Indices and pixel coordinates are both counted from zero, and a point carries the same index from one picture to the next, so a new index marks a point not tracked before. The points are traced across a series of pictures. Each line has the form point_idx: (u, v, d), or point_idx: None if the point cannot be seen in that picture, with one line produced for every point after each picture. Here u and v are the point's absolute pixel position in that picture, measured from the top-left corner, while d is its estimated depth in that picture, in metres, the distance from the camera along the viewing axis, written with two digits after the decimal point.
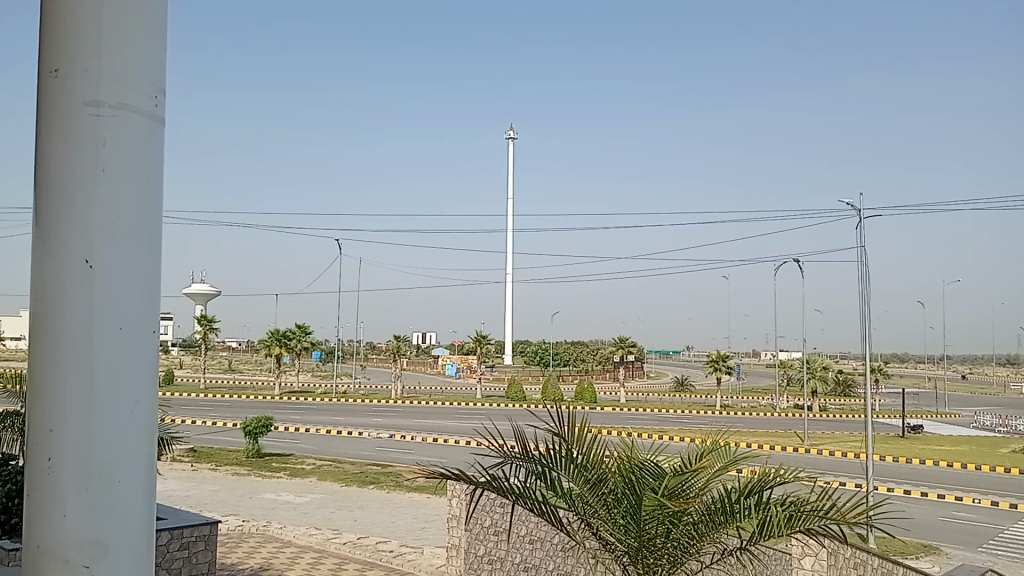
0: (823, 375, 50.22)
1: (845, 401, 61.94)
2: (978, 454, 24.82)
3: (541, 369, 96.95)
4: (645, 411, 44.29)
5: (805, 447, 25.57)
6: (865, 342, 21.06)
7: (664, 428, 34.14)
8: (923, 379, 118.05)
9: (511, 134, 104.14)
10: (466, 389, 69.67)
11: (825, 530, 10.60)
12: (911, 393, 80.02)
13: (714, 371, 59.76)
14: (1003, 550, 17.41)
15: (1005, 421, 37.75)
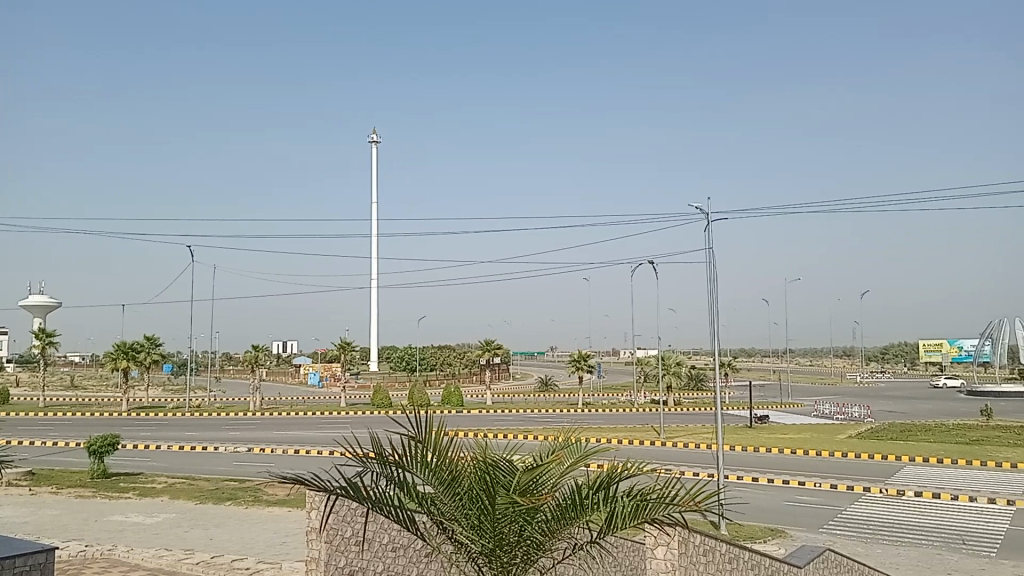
0: (678, 370, 52.41)
1: (697, 394, 65.04)
2: (818, 441, 26.50)
3: (407, 375, 96.45)
4: (509, 411, 44.88)
5: (661, 440, 26.49)
6: (715, 339, 21.92)
7: (527, 428, 34.59)
8: (768, 371, 125.60)
9: (373, 135, 102.66)
10: (330, 399, 68.51)
11: (672, 517, 11.01)
12: (756, 385, 84.91)
13: (576, 370, 61.07)
14: (841, 531, 18.79)
15: (842, 409, 40.50)
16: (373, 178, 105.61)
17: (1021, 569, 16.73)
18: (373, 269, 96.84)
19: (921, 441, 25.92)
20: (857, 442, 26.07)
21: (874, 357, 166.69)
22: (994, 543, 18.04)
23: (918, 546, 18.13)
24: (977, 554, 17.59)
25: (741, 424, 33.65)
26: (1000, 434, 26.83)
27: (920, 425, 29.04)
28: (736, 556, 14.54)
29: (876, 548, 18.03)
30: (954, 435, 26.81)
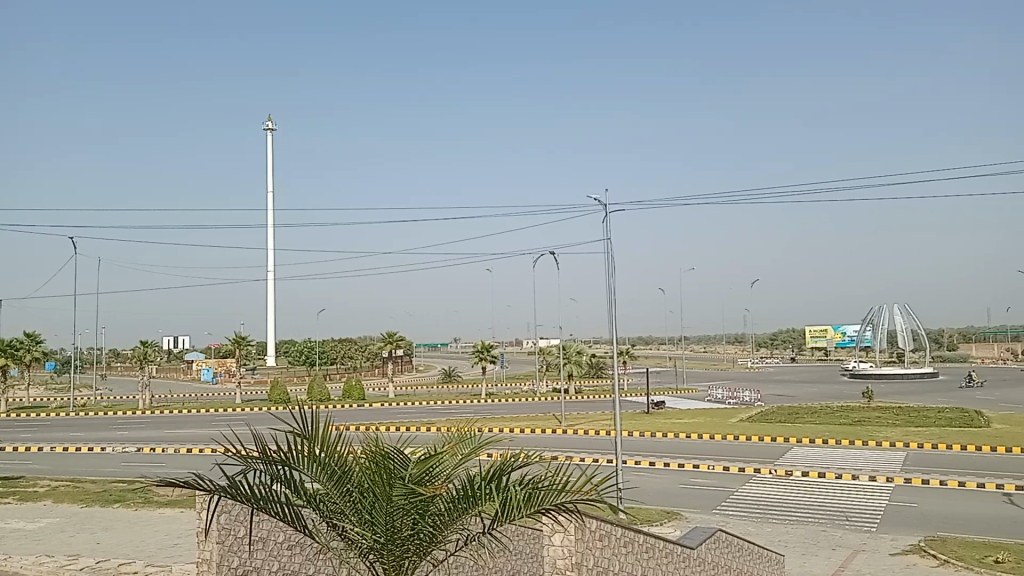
0: (579, 359, 53.24)
1: (597, 382, 66.34)
2: (712, 425, 27.41)
3: (306, 370, 94.65)
4: (410, 403, 44.74)
5: (562, 428, 26.92)
6: (613, 329, 22.34)
7: (429, 420, 34.55)
8: (665, 358, 129.25)
9: (268, 123, 100.08)
10: (225, 396, 66.72)
11: (564, 504, 11.13)
12: (654, 371, 87.32)
13: (479, 361, 61.21)
14: (733, 511, 19.53)
15: (734, 395, 42.11)
16: (269, 168, 102.90)
17: (898, 542, 17.79)
18: (271, 261, 94.52)
19: (808, 423, 27.16)
20: (748, 425, 27.13)
21: (767, 342, 173.65)
22: (874, 518, 19.08)
23: (805, 524, 19.02)
24: (858, 529, 18.59)
25: (639, 410, 34.52)
26: (879, 415, 28.38)
27: (807, 408, 30.41)
28: (630, 538, 14.53)
29: (765, 527, 18.83)
30: (838, 417, 28.20)
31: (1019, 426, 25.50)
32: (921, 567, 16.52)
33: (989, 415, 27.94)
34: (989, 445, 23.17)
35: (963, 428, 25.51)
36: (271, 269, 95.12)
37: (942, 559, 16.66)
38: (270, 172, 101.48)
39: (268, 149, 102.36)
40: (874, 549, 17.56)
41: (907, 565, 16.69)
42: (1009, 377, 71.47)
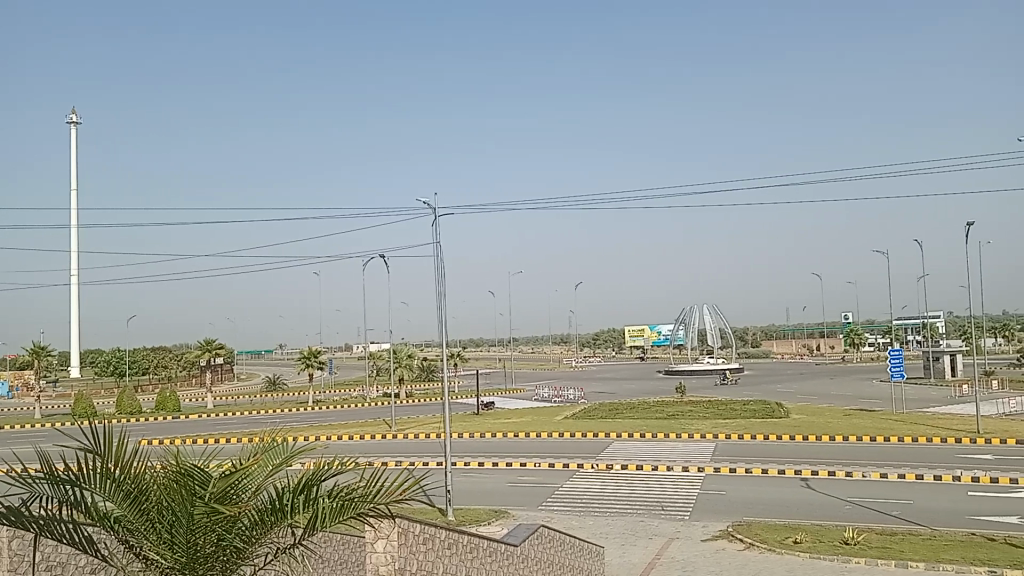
0: (409, 362, 53.08)
1: (427, 385, 66.29)
2: (538, 423, 28.12)
3: (114, 382, 88.31)
4: (231, 414, 42.92)
5: (391, 433, 26.75)
6: (442, 333, 22.27)
7: (250, 431, 33.26)
8: (495, 358, 131.26)
9: (71, 117, 92.56)
10: (20, 412, 61.00)
11: (378, 507, 10.95)
12: (483, 373, 88.41)
13: (306, 367, 59.67)
14: (559, 507, 20.12)
15: (559, 393, 43.50)
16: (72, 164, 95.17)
17: (708, 528, 18.94)
18: (74, 265, 87.49)
19: (628, 418, 28.46)
20: (573, 423, 28.06)
21: (594, 341, 180.17)
22: (687, 505, 20.24)
23: (625, 515, 19.86)
24: (674, 517, 19.65)
25: (468, 412, 34.91)
26: (692, 408, 30.16)
27: (628, 404, 31.86)
28: (454, 539, 14.52)
29: (588, 520, 19.52)
30: (654, 411, 29.73)
31: (813, 416, 27.90)
32: (729, 551, 17.66)
33: (787, 406, 30.40)
34: (790, 434, 25.15)
35: (765, 419, 27.60)
36: (74, 274, 88.10)
37: (748, 543, 17.90)
38: (74, 169, 93.92)
39: (71, 143, 94.63)
40: (687, 536, 18.60)
41: (717, 549, 17.81)
42: (804, 370, 78.06)
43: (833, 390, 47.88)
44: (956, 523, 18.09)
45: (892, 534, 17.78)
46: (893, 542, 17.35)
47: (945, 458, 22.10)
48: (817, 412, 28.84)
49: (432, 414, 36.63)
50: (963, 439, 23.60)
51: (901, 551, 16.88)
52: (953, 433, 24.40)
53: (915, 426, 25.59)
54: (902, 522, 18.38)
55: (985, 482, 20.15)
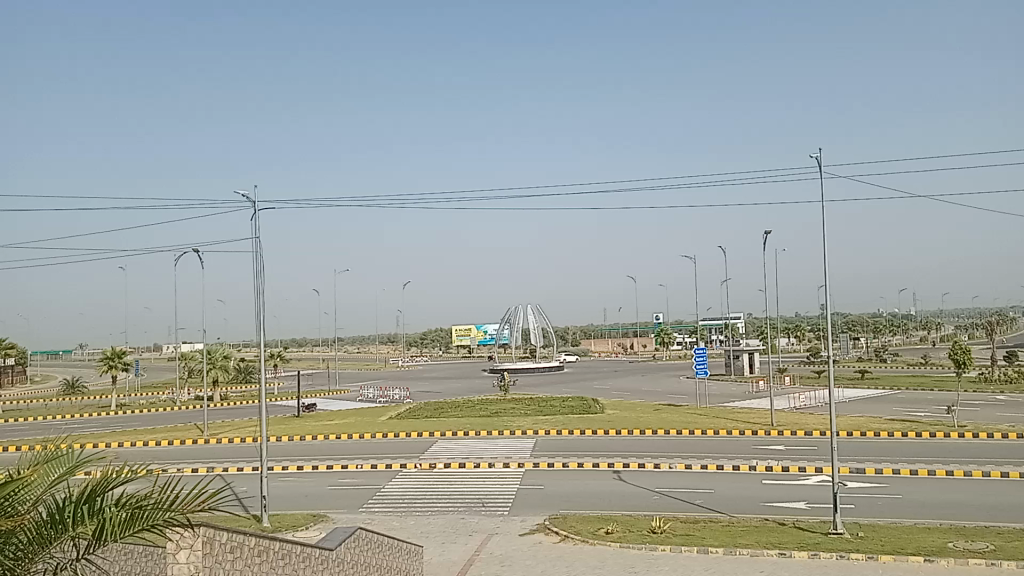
0: (223, 363, 50.85)
1: (245, 387, 63.94)
2: (361, 424, 27.83)
3: None
4: (19, 420, 39.53)
5: (203, 438, 25.62)
6: (260, 333, 21.59)
7: (41, 439, 30.75)
8: (320, 358, 128.24)
9: None
10: None
11: (184, 518, 9.45)
12: (305, 374, 86.23)
13: (110, 369, 55.89)
14: (379, 508, 20.02)
15: (383, 394, 43.28)
16: None
17: (526, 523, 19.42)
18: None
19: (451, 418, 28.73)
20: (395, 423, 27.99)
21: (423, 340, 179.98)
22: (506, 501, 20.70)
23: (445, 514, 20.02)
24: (493, 513, 20.02)
25: (286, 415, 34.04)
26: (513, 406, 30.88)
27: (451, 403, 32.17)
28: (265, 546, 14.02)
29: (409, 520, 19.54)
30: (477, 410, 30.17)
31: (626, 411, 29.33)
32: (545, 544, 18.18)
33: (603, 402, 31.78)
34: (605, 429, 26.27)
35: (582, 414, 28.74)
36: None
37: (563, 535, 18.51)
38: None
39: None
40: (505, 532, 18.99)
41: (534, 543, 18.29)
42: (621, 367, 81.88)
43: (645, 387, 50.44)
44: (752, 510, 19.51)
45: (695, 522, 18.94)
46: (695, 529, 18.49)
47: (744, 449, 23.85)
48: (630, 407, 30.35)
49: (246, 417, 35.39)
50: (759, 431, 25.56)
51: (703, 537, 18.03)
52: (750, 426, 26.40)
53: (717, 419, 27.46)
54: (705, 510, 19.61)
55: (778, 471, 21.90)
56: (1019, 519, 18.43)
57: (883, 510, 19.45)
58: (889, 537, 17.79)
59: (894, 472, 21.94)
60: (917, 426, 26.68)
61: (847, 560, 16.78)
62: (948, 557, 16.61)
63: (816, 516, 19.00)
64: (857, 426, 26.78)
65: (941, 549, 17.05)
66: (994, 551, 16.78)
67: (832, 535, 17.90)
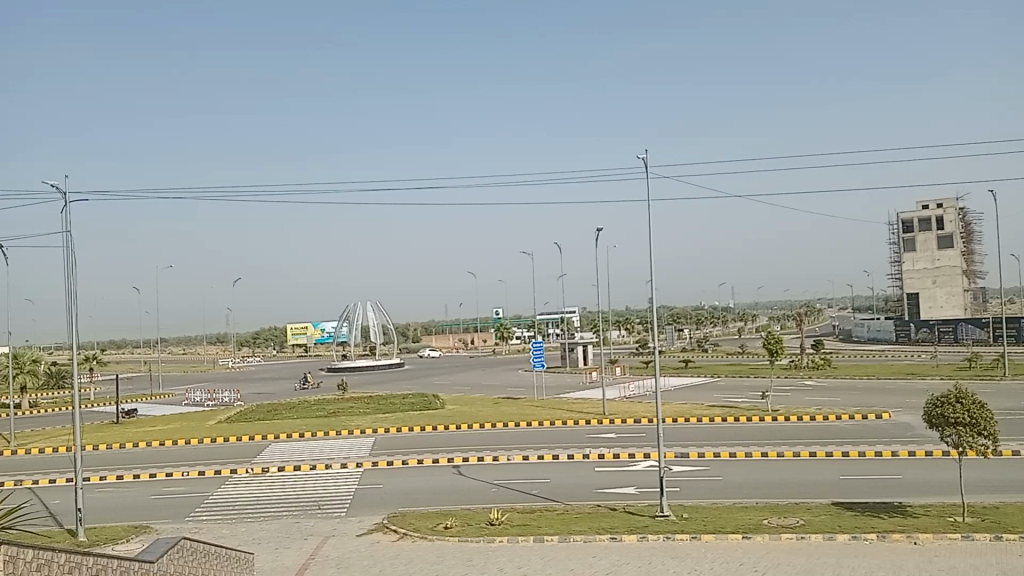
0: (32, 368, 46.77)
1: (56, 393, 59.16)
2: (188, 429, 26.46)
3: None
4: None
5: (8, 449, 23.51)
6: (73, 334, 20.07)
7: None
8: (142, 360, 120.49)
9: None
10: None
11: None
12: (124, 378, 80.87)
13: None
14: (207, 516, 19.10)
15: (212, 396, 41.35)
16: None
17: (363, 523, 19.08)
18: None
19: (285, 419, 27.88)
20: (226, 426, 26.83)
21: (257, 340, 173.20)
22: (343, 501, 20.29)
23: (279, 518, 19.36)
24: (330, 515, 19.54)
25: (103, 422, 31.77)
26: (352, 405, 30.36)
27: (285, 404, 31.21)
28: (76, 563, 12.87)
29: (240, 527, 18.74)
30: (313, 410, 29.41)
31: (465, 406, 29.55)
32: (383, 543, 17.93)
33: (442, 397, 31.85)
34: (444, 424, 26.33)
35: (421, 411, 28.68)
36: None
37: (401, 533, 18.33)
38: None
39: None
40: (342, 533, 18.56)
41: (372, 542, 17.99)
42: (460, 363, 82.49)
43: (483, 381, 51.07)
44: (585, 497, 20.13)
45: (531, 511, 19.29)
46: (532, 519, 18.84)
47: (578, 439, 24.60)
48: (469, 402, 30.60)
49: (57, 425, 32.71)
50: (593, 421, 26.46)
51: (539, 526, 18.40)
52: (584, 415, 27.28)
53: (553, 411, 28.17)
54: (541, 499, 20.03)
55: (609, 458, 22.72)
56: (823, 495, 20.07)
57: (705, 492, 20.60)
58: (711, 516, 18.88)
59: (716, 455, 23.31)
60: (736, 411, 28.51)
61: (673, 540, 17.65)
62: (762, 533, 17.85)
63: (645, 500, 19.86)
64: (682, 413, 28.25)
65: (757, 525, 18.29)
66: (802, 526, 18.20)
67: (659, 517, 18.77)
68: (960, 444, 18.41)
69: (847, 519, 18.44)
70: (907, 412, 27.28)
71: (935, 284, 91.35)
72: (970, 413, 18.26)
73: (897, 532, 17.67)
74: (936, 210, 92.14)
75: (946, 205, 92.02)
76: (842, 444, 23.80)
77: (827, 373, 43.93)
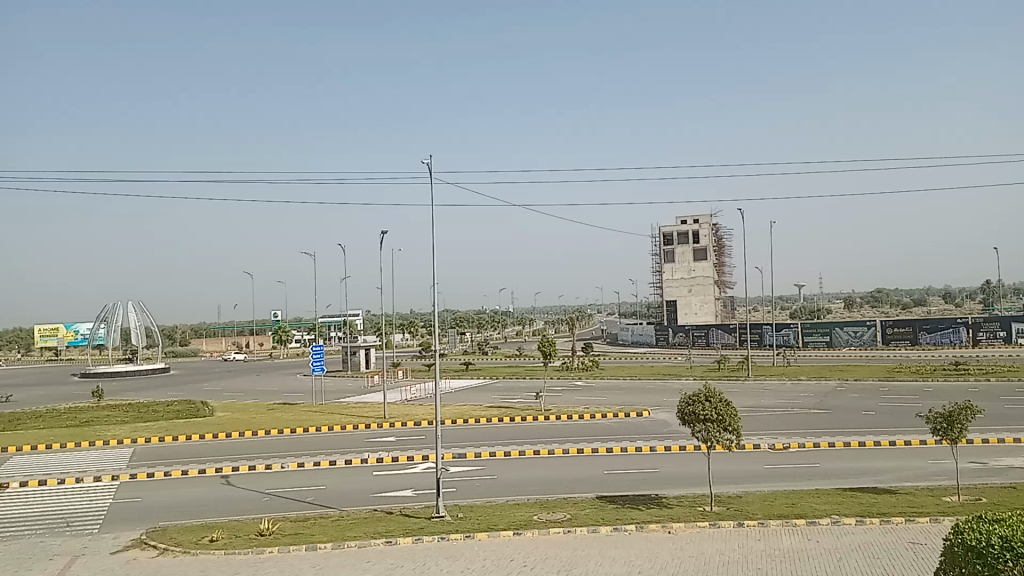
0: None
1: None
2: None
3: None
4: None
5: None
6: None
7: None
8: None
9: None
10: None
11: None
12: None
13: None
14: None
15: None
16: None
17: (119, 540, 17.78)
18: None
19: (31, 430, 25.50)
20: None
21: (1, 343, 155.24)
22: (98, 517, 18.85)
23: (21, 538, 17.62)
24: (81, 533, 18.04)
25: None
26: (109, 413, 28.25)
27: (29, 413, 28.48)
28: None
29: None
30: (64, 420, 27.10)
31: (237, 412, 28.46)
32: (141, 560, 16.75)
33: (212, 404, 30.44)
34: (214, 433, 25.24)
35: (188, 419, 27.31)
36: None
37: (162, 548, 17.26)
38: None
39: None
40: (94, 551, 17.13)
41: (128, 559, 16.76)
42: (233, 368, 78.88)
43: (255, 386, 49.26)
44: (362, 502, 20.02)
45: (304, 520, 18.88)
46: (304, 527, 18.44)
47: (357, 443, 24.46)
48: (241, 408, 29.49)
49: None
50: (372, 425, 26.39)
51: (312, 534, 18.04)
52: (363, 420, 27.17)
53: (331, 416, 27.80)
54: (315, 506, 19.68)
55: (387, 462, 22.77)
56: (588, 489, 21.26)
57: (480, 491, 21.16)
58: (484, 515, 19.39)
59: (492, 455, 24.01)
60: (512, 412, 29.56)
61: (447, 541, 17.91)
62: (532, 529, 18.58)
63: (421, 502, 20.07)
64: (460, 415, 28.86)
65: (527, 522, 19.02)
66: (568, 520, 19.14)
67: (435, 518, 19.01)
68: (709, 439, 20.09)
69: (609, 512, 19.64)
70: (664, 410, 29.57)
71: (690, 292, 99.26)
72: (717, 411, 20.02)
73: (653, 523, 19.04)
74: (694, 225, 100.43)
75: (701, 221, 100.70)
76: (607, 441, 25.35)
77: (594, 374, 46.61)
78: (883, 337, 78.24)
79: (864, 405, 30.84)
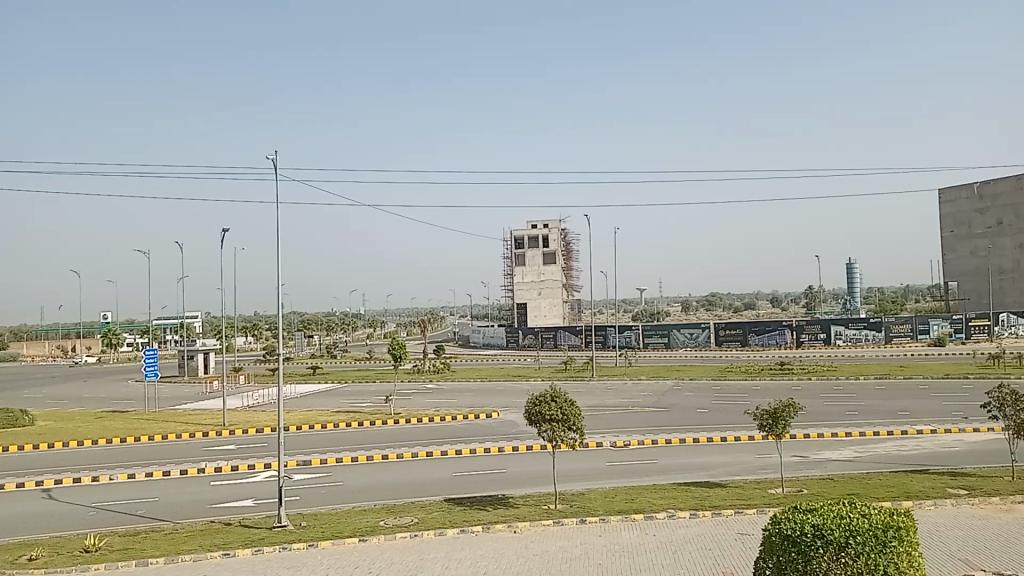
0: None
1: None
2: None
3: None
4: None
5: None
6: None
7: None
8: None
9: None
10: None
11: None
12: None
13: None
14: None
15: None
16: None
17: None
18: None
19: None
20: None
21: None
22: None
23: None
24: None
25: None
26: None
27: None
28: None
29: None
30: None
31: (60, 422, 26.64)
32: None
33: (30, 413, 28.31)
34: (34, 444, 23.55)
35: (5, 429, 25.31)
36: None
37: None
38: None
39: None
40: None
41: None
42: (52, 375, 73.18)
43: (77, 394, 46.04)
44: (199, 513, 19.25)
45: (135, 534, 17.93)
46: (135, 542, 17.50)
47: (195, 452, 23.47)
48: (64, 417, 27.60)
49: None
50: (212, 432, 25.42)
51: (143, 549, 17.15)
52: (201, 427, 26.11)
53: (166, 424, 26.54)
54: (147, 520, 18.74)
55: (227, 470, 22.00)
56: (435, 493, 21.34)
57: (325, 498, 20.82)
58: (328, 523, 19.08)
59: (337, 461, 23.67)
60: (358, 416, 29.24)
61: (289, 550, 17.50)
62: (377, 535, 18.46)
63: (262, 512, 19.51)
64: (304, 421, 28.25)
65: (373, 528, 18.87)
66: (415, 524, 19.15)
67: (277, 528, 18.54)
68: (553, 439, 20.63)
69: (456, 514, 19.80)
70: (511, 412, 30.10)
71: (540, 295, 101.52)
72: (562, 411, 20.60)
73: (499, 523, 19.35)
74: (543, 229, 102.86)
75: (550, 225, 103.38)
76: (454, 444, 25.55)
77: (444, 377, 46.71)
78: (715, 338, 82.99)
79: (698, 404, 32.60)
